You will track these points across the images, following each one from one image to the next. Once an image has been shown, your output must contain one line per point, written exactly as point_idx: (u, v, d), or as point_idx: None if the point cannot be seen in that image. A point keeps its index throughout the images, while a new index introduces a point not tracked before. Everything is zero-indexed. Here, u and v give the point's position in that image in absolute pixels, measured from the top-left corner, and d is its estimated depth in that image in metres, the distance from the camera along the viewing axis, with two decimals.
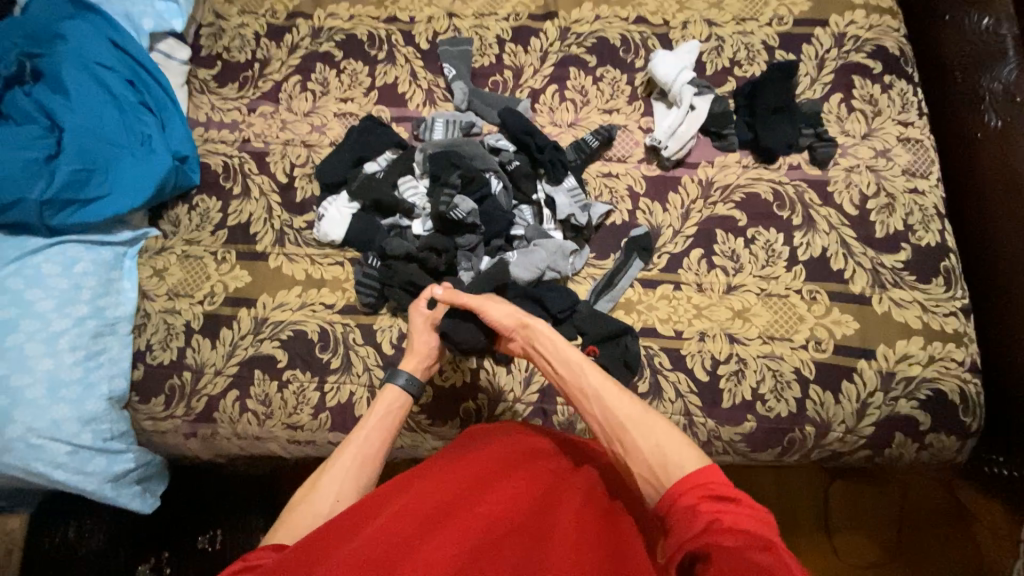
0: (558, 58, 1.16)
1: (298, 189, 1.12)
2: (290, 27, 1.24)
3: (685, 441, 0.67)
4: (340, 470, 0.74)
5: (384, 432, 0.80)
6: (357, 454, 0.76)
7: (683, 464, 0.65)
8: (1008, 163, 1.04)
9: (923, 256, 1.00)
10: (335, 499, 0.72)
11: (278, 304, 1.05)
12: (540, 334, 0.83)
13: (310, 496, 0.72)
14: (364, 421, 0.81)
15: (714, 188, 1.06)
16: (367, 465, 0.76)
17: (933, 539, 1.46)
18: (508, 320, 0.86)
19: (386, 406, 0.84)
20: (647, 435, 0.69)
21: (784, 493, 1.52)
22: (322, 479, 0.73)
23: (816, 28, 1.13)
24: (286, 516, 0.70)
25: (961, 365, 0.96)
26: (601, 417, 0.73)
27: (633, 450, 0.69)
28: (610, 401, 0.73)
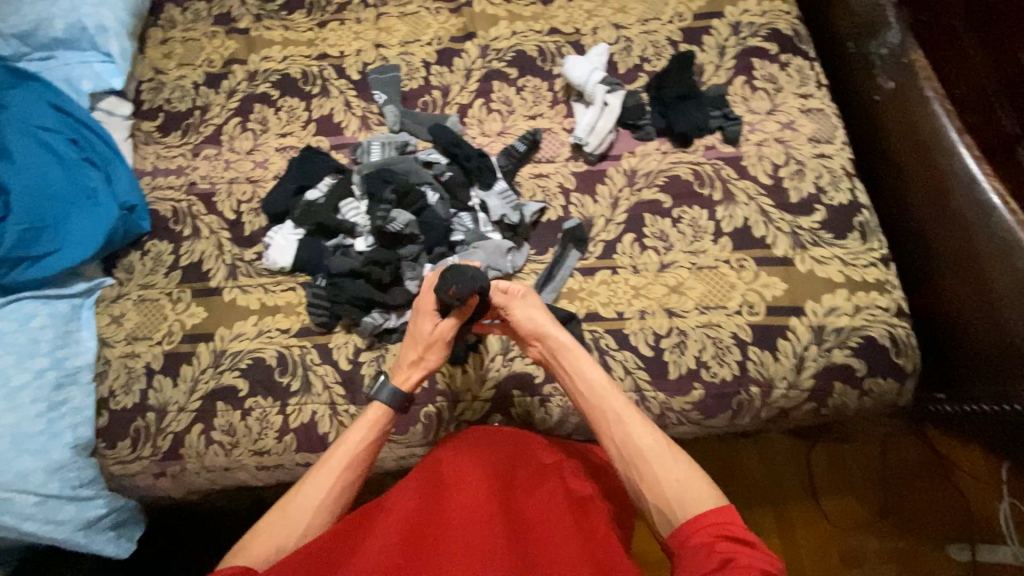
0: (481, 73, 1.24)
1: (246, 223, 1.16)
2: (227, 74, 1.32)
3: (702, 480, 0.72)
4: (311, 500, 0.77)
5: (360, 460, 0.82)
6: (332, 486, 0.79)
7: (699, 502, 0.70)
8: (908, 120, 1.11)
9: (837, 214, 1.07)
10: (303, 533, 0.75)
11: (236, 335, 1.09)
12: (571, 355, 0.87)
13: (279, 524, 0.75)
14: (346, 441, 0.82)
15: (638, 176, 1.13)
16: (342, 492, 0.79)
17: (917, 492, 1.50)
18: (541, 319, 0.90)
19: (366, 433, 0.83)
20: (667, 466, 0.73)
21: (768, 465, 1.55)
22: (292, 506, 0.77)
23: (713, 20, 1.23)
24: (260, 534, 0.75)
25: (887, 311, 1.01)
26: (623, 442, 0.77)
27: (651, 480, 0.73)
28: (633, 428, 0.78)
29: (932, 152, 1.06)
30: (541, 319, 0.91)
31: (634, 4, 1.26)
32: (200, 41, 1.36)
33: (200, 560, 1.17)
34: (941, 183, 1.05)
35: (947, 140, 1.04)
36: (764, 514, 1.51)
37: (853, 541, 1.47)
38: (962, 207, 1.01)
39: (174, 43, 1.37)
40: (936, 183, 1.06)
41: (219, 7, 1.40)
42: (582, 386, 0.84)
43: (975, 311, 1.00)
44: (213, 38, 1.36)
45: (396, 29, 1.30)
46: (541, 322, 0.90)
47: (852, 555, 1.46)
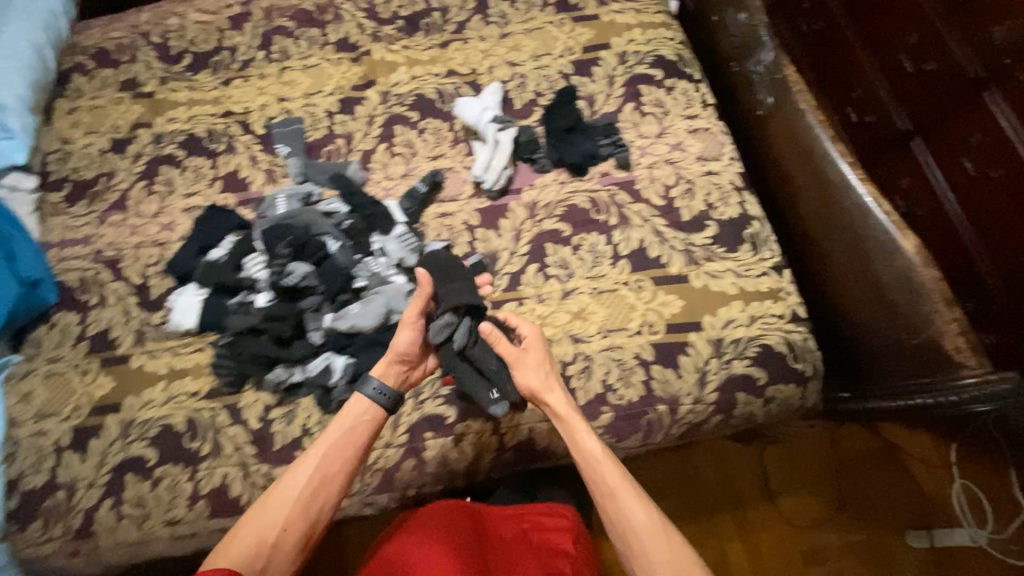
0: (383, 119, 1.27)
1: (153, 287, 1.15)
2: (132, 138, 1.32)
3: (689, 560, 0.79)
4: (291, 488, 0.85)
5: (336, 452, 0.88)
6: (314, 478, 0.86)
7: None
8: (789, 131, 1.16)
9: (727, 228, 1.11)
10: (283, 524, 0.82)
11: (144, 402, 1.06)
12: (571, 418, 0.90)
13: (261, 513, 0.83)
14: (330, 435, 0.89)
15: (539, 207, 1.16)
16: (317, 484, 0.86)
17: (873, 482, 1.52)
18: (537, 382, 0.92)
19: (342, 428, 0.90)
20: (655, 545, 0.80)
21: (724, 471, 1.55)
22: (274, 495, 0.84)
23: (601, 52, 1.28)
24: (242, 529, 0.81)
25: (782, 318, 1.05)
26: (618, 516, 0.83)
27: (646, 560, 0.80)
28: (626, 503, 0.83)
29: (815, 162, 1.10)
30: (537, 376, 0.93)
31: (526, 42, 1.32)
32: (107, 108, 1.37)
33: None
34: (824, 190, 1.09)
35: (825, 148, 1.08)
36: (724, 519, 1.51)
37: (816, 539, 1.48)
38: (847, 212, 1.04)
39: (81, 112, 1.37)
40: (820, 190, 1.10)
41: (124, 72, 1.41)
42: (581, 453, 0.88)
43: (864, 309, 1.05)
44: (120, 104, 1.37)
45: (299, 81, 1.33)
46: (542, 382, 0.92)
47: (816, 553, 1.46)
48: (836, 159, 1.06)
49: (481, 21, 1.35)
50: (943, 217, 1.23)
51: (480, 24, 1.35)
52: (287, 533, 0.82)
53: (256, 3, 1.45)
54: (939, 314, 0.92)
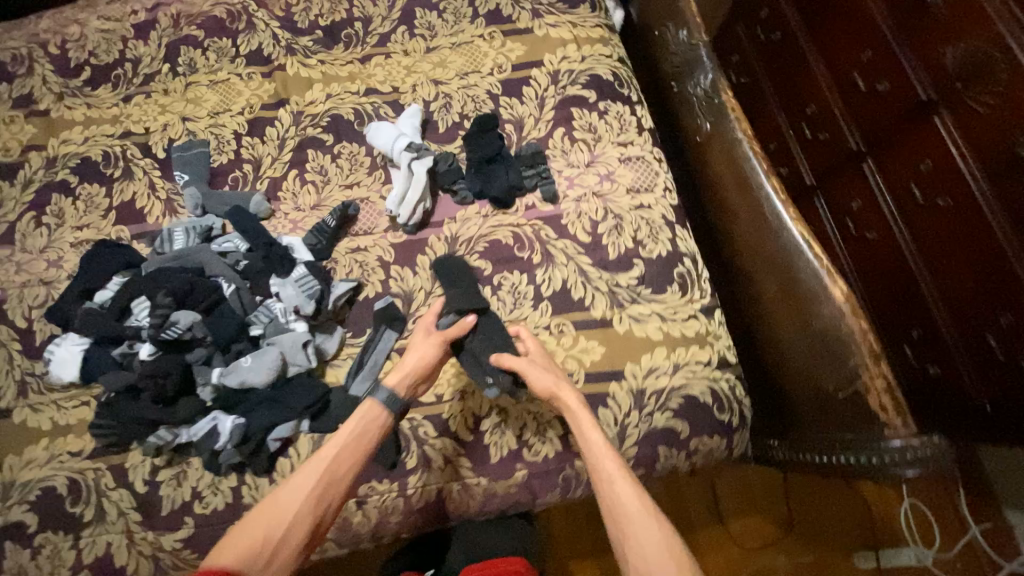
0: (295, 142, 1.17)
1: (37, 331, 1.05)
2: (22, 162, 1.20)
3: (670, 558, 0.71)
4: (298, 484, 0.78)
5: (353, 451, 0.82)
6: (324, 474, 0.79)
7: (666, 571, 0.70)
8: (728, 156, 1.06)
9: (656, 268, 1.04)
10: (287, 525, 0.75)
11: (24, 462, 0.97)
12: (576, 410, 0.85)
13: (266, 508, 0.76)
14: (343, 432, 0.84)
15: (459, 242, 1.07)
16: (333, 482, 0.80)
17: (820, 500, 1.46)
18: (549, 382, 0.87)
19: (360, 424, 0.85)
20: (651, 539, 0.73)
21: (669, 492, 1.49)
22: (283, 489, 0.78)
23: (533, 70, 1.19)
24: (242, 529, 0.74)
25: (708, 365, 0.99)
26: (613, 507, 0.77)
27: (636, 550, 0.73)
28: (621, 493, 0.77)
29: (750, 196, 1.02)
30: (544, 376, 0.88)
31: (453, 57, 1.22)
32: None
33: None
34: (759, 225, 1.01)
35: (759, 180, 0.99)
36: None
37: (759, 561, 1.43)
38: (778, 253, 0.97)
39: None
40: (754, 225, 1.03)
41: (18, 87, 1.28)
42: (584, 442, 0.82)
43: (796, 357, 0.98)
44: (11, 123, 1.24)
45: (206, 99, 1.22)
46: (553, 383, 0.87)
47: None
48: (769, 193, 0.97)
49: (405, 34, 1.25)
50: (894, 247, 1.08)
51: (405, 36, 1.24)
52: (296, 535, 0.75)
53: (163, 9, 1.32)
54: (863, 368, 0.85)
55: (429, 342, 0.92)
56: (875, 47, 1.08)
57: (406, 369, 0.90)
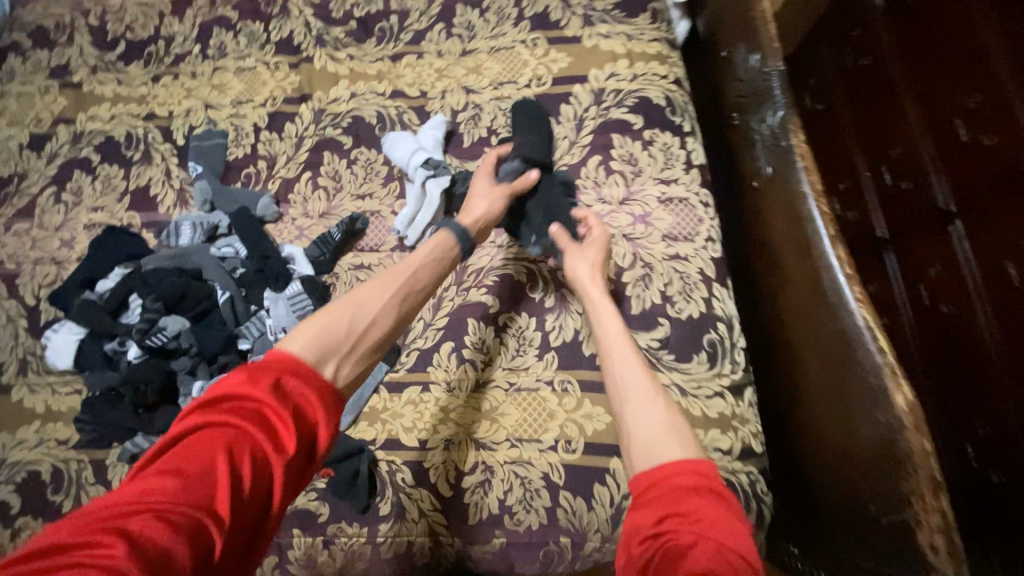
0: (312, 142, 1.10)
1: (42, 311, 1.05)
2: (52, 135, 1.21)
3: (690, 436, 0.67)
4: (376, 288, 0.74)
5: (428, 276, 0.80)
6: (401, 288, 0.76)
7: (678, 451, 0.64)
8: (789, 210, 0.90)
9: (683, 332, 0.91)
10: (374, 318, 0.72)
11: (15, 442, 0.99)
12: (595, 296, 0.84)
13: (354, 295, 0.73)
14: (415, 256, 0.81)
15: (468, 272, 0.99)
16: (408, 298, 0.77)
17: None
18: (583, 269, 0.86)
19: (438, 252, 0.83)
20: (649, 409, 0.70)
21: None
22: (368, 287, 0.75)
23: (575, 85, 1.07)
24: (315, 314, 0.69)
25: (726, 454, 0.87)
26: (620, 377, 0.75)
27: (632, 416, 0.71)
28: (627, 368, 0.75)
29: (808, 260, 0.86)
30: (582, 261, 0.87)
31: (489, 63, 1.11)
32: (33, 96, 1.25)
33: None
34: (816, 299, 0.85)
35: (822, 247, 0.82)
36: None
37: None
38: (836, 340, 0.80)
39: (8, 98, 1.26)
40: (809, 295, 0.87)
41: (57, 56, 1.27)
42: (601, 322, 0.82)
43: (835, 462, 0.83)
44: (46, 94, 1.25)
45: (230, 86, 1.17)
46: (587, 276, 0.85)
47: None
48: (832, 263, 0.81)
49: (443, 32, 1.14)
50: (973, 329, 0.85)
51: (441, 35, 1.14)
52: (375, 333, 0.72)
53: None
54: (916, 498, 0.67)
55: (493, 198, 0.90)
56: (988, 91, 0.82)
57: (477, 218, 0.88)
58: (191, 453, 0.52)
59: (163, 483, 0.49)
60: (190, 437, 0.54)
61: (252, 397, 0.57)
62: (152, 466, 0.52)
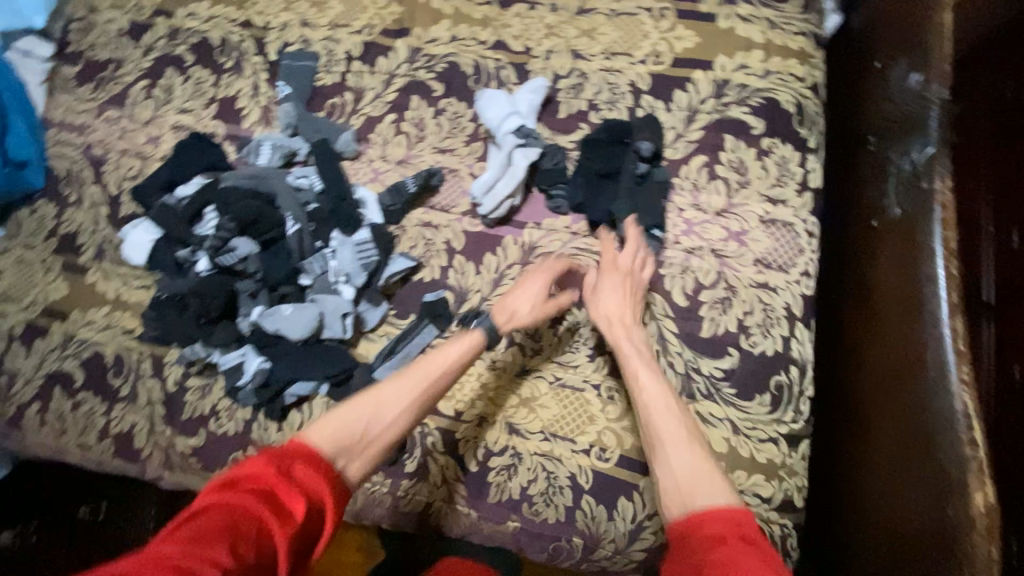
0: (403, 82, 1.05)
1: (123, 203, 1.09)
2: (150, 25, 1.20)
3: (724, 481, 0.66)
4: (394, 391, 0.73)
5: (453, 374, 0.76)
6: (425, 383, 0.74)
7: (716, 496, 0.64)
8: (906, 259, 0.80)
9: (751, 367, 0.85)
10: (388, 420, 0.71)
11: (86, 321, 1.05)
12: (619, 330, 0.81)
13: (365, 399, 0.71)
14: (445, 351, 0.78)
15: (535, 254, 0.94)
16: (429, 399, 0.74)
17: None
18: (614, 313, 0.82)
19: (464, 349, 0.78)
20: (683, 456, 0.69)
21: None
22: (386, 386, 0.73)
23: (696, 71, 0.95)
24: (331, 414, 0.69)
25: (766, 503, 0.82)
26: (645, 420, 0.74)
27: (664, 464, 0.69)
28: (657, 411, 0.73)
29: (913, 321, 0.77)
30: (614, 290, 0.83)
31: (606, 28, 1.00)
32: None
33: (92, 495, 1.30)
34: (908, 366, 0.76)
35: (939, 314, 0.73)
36: None
37: None
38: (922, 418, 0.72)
39: None
40: (901, 358, 0.78)
41: None
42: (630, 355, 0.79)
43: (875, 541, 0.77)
44: None
45: (330, 5, 1.12)
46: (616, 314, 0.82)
47: None
48: (943, 334, 0.72)
49: None
50: None
51: None
52: (388, 437, 0.70)
53: None
54: None
55: (544, 307, 0.84)
56: None
57: (516, 322, 0.82)
58: (198, 531, 0.52)
59: (174, 548, 0.50)
60: (201, 510, 0.55)
61: (267, 486, 0.58)
62: (162, 536, 0.53)
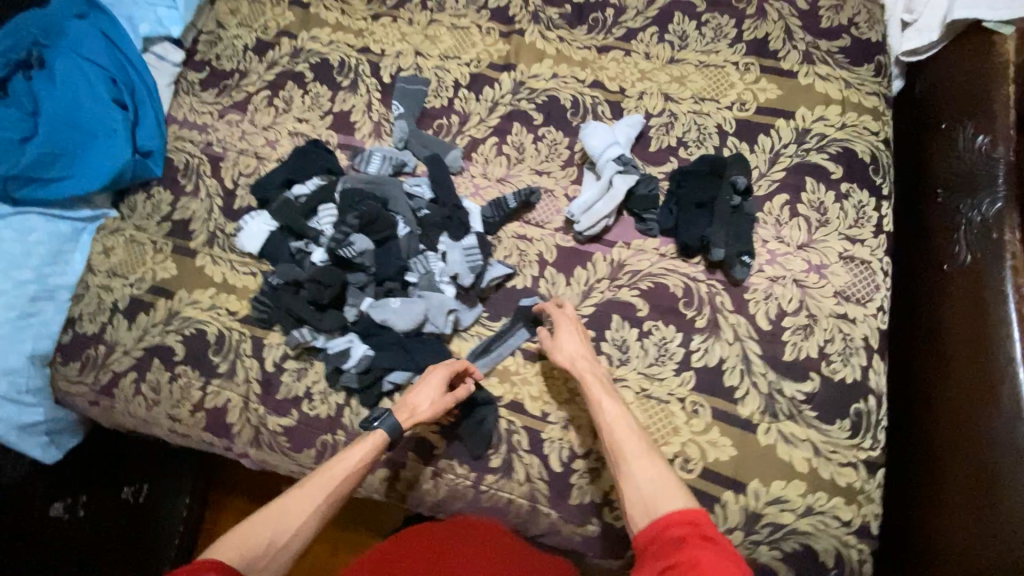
0: (506, 110, 1.16)
1: (238, 197, 1.19)
2: (275, 44, 1.32)
3: (679, 486, 0.73)
4: (296, 504, 0.79)
5: (354, 479, 0.82)
6: (326, 490, 0.80)
7: (673, 503, 0.71)
8: (975, 301, 0.87)
9: (832, 391, 0.89)
10: (293, 533, 0.76)
11: (191, 301, 1.12)
12: (580, 355, 0.89)
13: (270, 515, 0.77)
14: (345, 457, 0.84)
15: (623, 271, 1.01)
16: (334, 502, 0.81)
17: None
18: (574, 350, 0.90)
19: (365, 451, 0.85)
20: (644, 468, 0.76)
21: None
22: (288, 500, 0.79)
23: (779, 119, 1.05)
24: (240, 529, 0.75)
25: (845, 526, 0.84)
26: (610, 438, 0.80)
27: (628, 477, 0.75)
28: (619, 429, 0.80)
29: (983, 362, 0.83)
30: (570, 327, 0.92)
31: (695, 76, 1.11)
32: (265, 5, 1.36)
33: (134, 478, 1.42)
34: (977, 398, 0.82)
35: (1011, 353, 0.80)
36: None
37: None
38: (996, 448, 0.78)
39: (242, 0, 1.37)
40: (969, 391, 0.84)
41: None
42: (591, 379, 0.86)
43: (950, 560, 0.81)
44: (276, 5, 1.36)
45: (442, 40, 1.25)
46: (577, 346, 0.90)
47: None
48: None
49: (655, 35, 1.15)
50: None
51: (653, 38, 1.15)
52: (297, 542, 0.77)
53: None
54: None
55: (438, 402, 0.89)
56: None
57: (416, 416, 0.88)
58: None
59: None
60: None
61: None
62: None
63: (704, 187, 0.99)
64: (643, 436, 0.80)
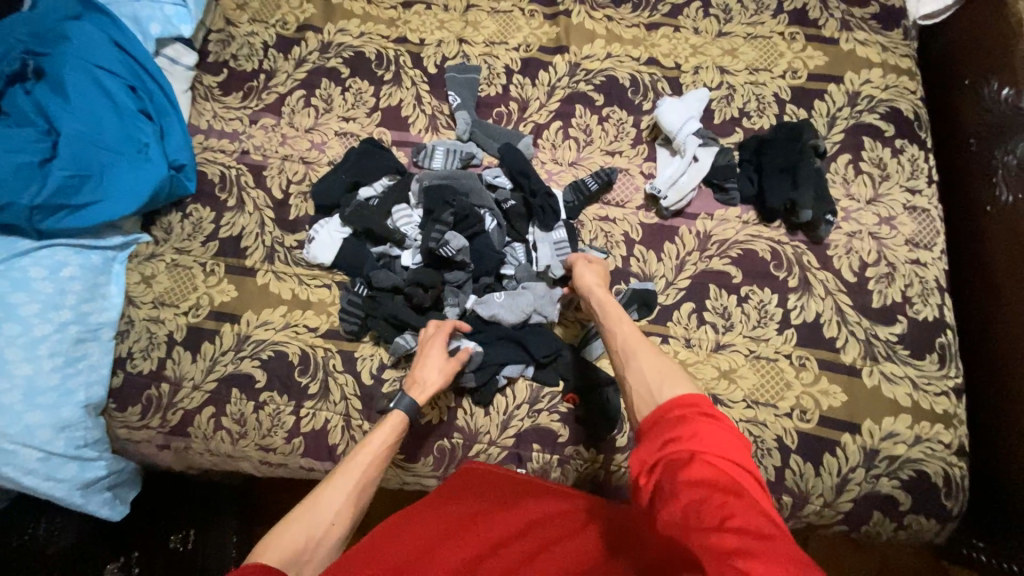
0: (565, 93, 1.15)
1: (293, 207, 1.11)
2: (299, 39, 1.22)
3: (684, 376, 0.69)
4: (331, 500, 0.70)
5: (383, 461, 0.77)
6: (358, 473, 0.74)
7: (676, 389, 0.67)
8: (1017, 235, 0.98)
9: (918, 331, 0.97)
10: (331, 520, 0.68)
11: (262, 322, 1.04)
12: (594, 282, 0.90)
13: (305, 514, 0.67)
14: (369, 440, 0.79)
15: (712, 242, 1.04)
16: (367, 490, 0.74)
17: None
18: (593, 279, 0.90)
19: (389, 432, 0.81)
20: (651, 363, 0.72)
21: None
22: (322, 495, 0.70)
23: (830, 84, 1.11)
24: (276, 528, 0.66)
25: (948, 448, 0.92)
26: (624, 341, 0.78)
27: (634, 372, 0.72)
28: (629, 336, 0.78)
29: None
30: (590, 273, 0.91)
31: (745, 48, 1.15)
32: None
33: (183, 522, 1.20)
34: None
35: None
36: None
37: None
38: None
39: None
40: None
41: None
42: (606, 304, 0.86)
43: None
44: None
45: (484, 25, 1.21)
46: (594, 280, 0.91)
47: None
48: None
49: (700, 11, 1.18)
50: None
51: (699, 13, 1.18)
52: (336, 533, 0.68)
53: None
54: None
55: (446, 368, 0.89)
56: None
57: (427, 388, 0.87)
58: None
59: None
60: None
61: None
62: None
63: (781, 154, 1.03)
64: (649, 340, 0.78)
